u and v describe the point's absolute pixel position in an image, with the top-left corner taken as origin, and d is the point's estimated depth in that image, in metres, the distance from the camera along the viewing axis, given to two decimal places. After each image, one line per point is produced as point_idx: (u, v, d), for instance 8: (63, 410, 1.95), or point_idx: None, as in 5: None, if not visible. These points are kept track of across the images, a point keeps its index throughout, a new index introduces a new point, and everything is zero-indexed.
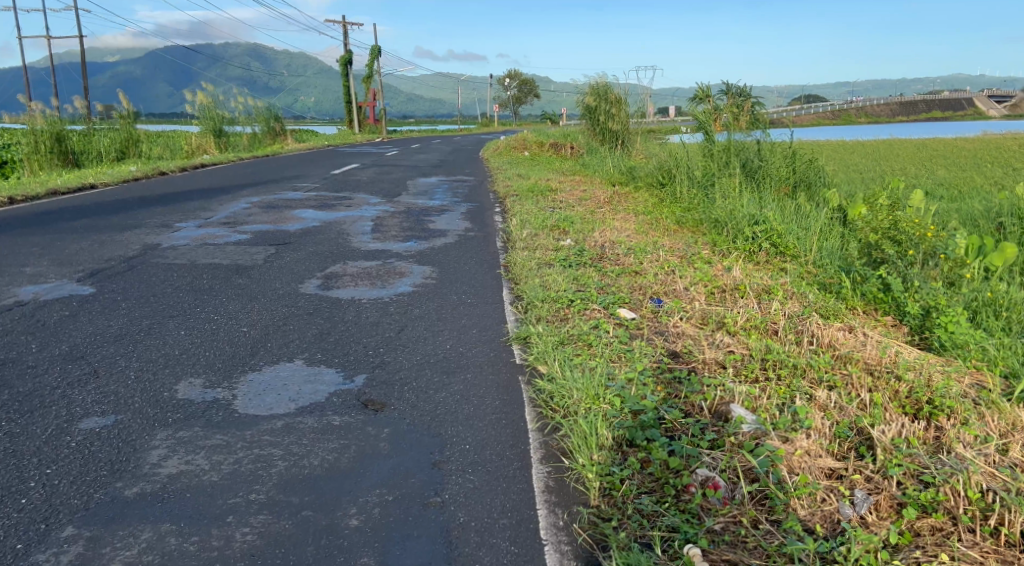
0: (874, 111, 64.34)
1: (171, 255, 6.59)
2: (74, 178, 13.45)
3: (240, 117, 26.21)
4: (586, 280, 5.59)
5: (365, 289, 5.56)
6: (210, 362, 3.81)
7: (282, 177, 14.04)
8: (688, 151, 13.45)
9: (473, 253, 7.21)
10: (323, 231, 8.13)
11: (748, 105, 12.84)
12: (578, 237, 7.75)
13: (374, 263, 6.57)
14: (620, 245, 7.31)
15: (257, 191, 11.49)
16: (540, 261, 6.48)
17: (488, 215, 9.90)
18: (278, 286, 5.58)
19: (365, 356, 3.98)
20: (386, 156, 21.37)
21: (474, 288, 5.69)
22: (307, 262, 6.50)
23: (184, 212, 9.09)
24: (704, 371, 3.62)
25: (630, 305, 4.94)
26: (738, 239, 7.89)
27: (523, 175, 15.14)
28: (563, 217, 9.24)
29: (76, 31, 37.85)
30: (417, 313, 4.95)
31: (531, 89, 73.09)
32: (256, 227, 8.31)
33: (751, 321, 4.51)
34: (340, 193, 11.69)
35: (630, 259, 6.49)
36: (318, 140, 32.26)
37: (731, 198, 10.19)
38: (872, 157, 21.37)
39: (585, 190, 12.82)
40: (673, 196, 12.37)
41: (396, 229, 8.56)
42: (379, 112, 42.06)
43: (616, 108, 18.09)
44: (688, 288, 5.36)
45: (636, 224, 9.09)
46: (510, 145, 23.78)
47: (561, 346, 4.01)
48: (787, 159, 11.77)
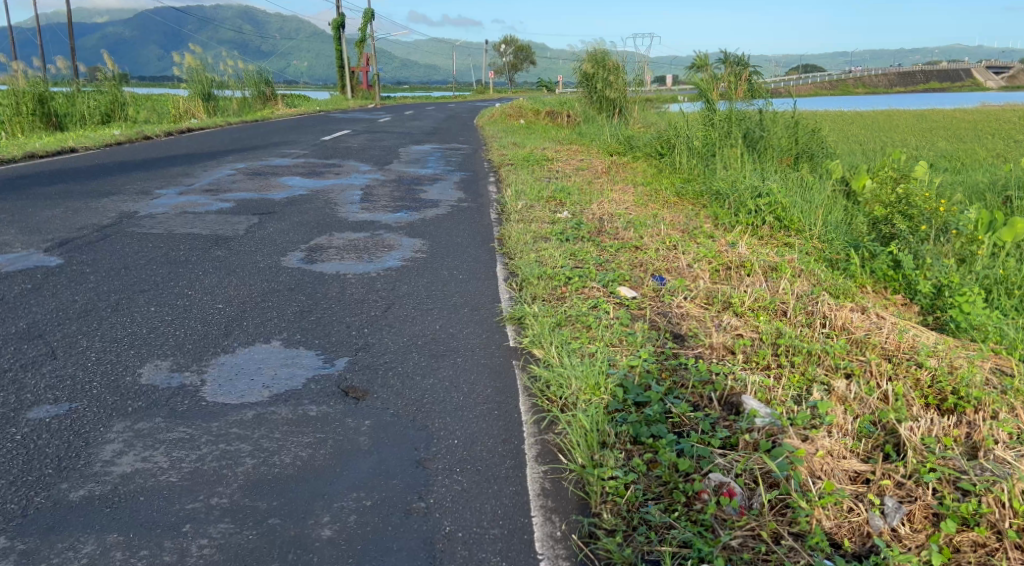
0: (873, 81, 63.64)
1: (147, 224, 6.27)
2: (55, 141, 13.02)
3: (229, 81, 25.58)
4: (584, 256, 5.31)
5: (350, 263, 5.27)
6: (179, 342, 3.54)
7: (270, 143, 13.63)
8: (688, 120, 13.07)
9: (465, 225, 6.91)
10: (310, 200, 7.81)
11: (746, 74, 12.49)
12: (575, 209, 7.45)
13: (362, 235, 6.27)
14: (619, 218, 7.03)
15: (243, 157, 11.12)
16: (535, 234, 6.19)
17: (482, 185, 9.57)
18: (259, 258, 5.29)
19: (347, 338, 3.72)
20: (378, 123, 20.90)
21: (466, 263, 5.41)
22: (291, 233, 6.20)
23: (165, 178, 8.73)
24: (711, 357, 3.37)
25: (631, 284, 4.67)
26: (741, 212, 7.60)
27: (519, 144, 14.76)
28: (559, 188, 8.92)
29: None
30: (406, 289, 4.68)
31: (527, 56, 71.96)
32: (239, 195, 7.97)
33: (759, 302, 4.26)
34: (330, 161, 11.32)
35: (630, 233, 6.20)
36: (310, 106, 31.64)
37: (732, 170, 9.87)
38: (874, 128, 20.97)
39: (582, 159, 12.48)
40: (672, 167, 12.03)
41: (386, 198, 8.24)
42: (372, 78, 41.31)
43: (613, 76, 17.56)
44: (691, 265, 5.09)
45: (635, 196, 8.78)
46: (504, 113, 23.27)
47: (558, 329, 3.75)
48: (789, 129, 11.43)
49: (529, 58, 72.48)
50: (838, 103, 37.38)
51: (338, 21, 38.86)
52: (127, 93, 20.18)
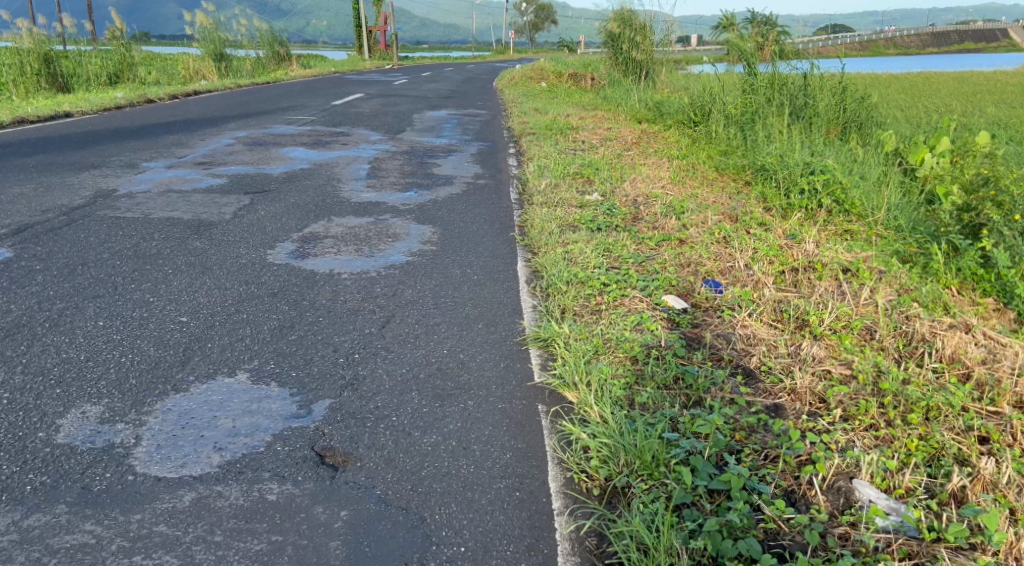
0: (905, 43, 61.22)
1: (124, 202, 5.54)
2: (51, 103, 12.28)
3: (241, 40, 24.63)
4: (620, 253, 4.53)
5: (348, 259, 4.52)
6: (121, 376, 2.81)
7: (277, 108, 12.82)
8: (723, 86, 12.08)
9: (483, 208, 6.14)
10: (311, 176, 7.05)
11: (773, 35, 11.58)
12: (605, 190, 6.62)
13: (365, 220, 5.53)
14: (656, 200, 6.21)
15: (246, 124, 10.34)
16: (562, 223, 5.40)
17: (501, 159, 8.75)
18: (243, 251, 4.56)
19: (332, 369, 2.98)
20: (393, 86, 19.94)
21: (482, 260, 4.65)
22: (286, 218, 5.46)
23: (157, 148, 7.99)
24: (798, 410, 2.61)
25: (678, 293, 3.89)
26: (792, 194, 6.72)
27: (540, 110, 13.83)
28: (586, 162, 8.08)
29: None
30: (411, 295, 3.94)
31: (549, 15, 70.00)
32: (233, 169, 7.22)
33: (842, 322, 3.46)
34: (338, 129, 10.51)
35: (671, 220, 5.39)
36: (325, 66, 30.63)
37: (777, 141, 8.92)
38: (917, 93, 19.65)
39: (610, 128, 11.57)
40: (707, 138, 11.09)
41: (396, 174, 7.46)
42: (390, 39, 40.18)
43: (641, 36, 16.47)
44: (747, 264, 4.29)
45: (670, 172, 7.91)
46: (524, 76, 22.18)
47: (595, 361, 3.00)
48: (836, 96, 10.42)
49: (551, 18, 70.52)
50: (874, 64, 35.45)
51: None
52: (135, 52, 19.38)
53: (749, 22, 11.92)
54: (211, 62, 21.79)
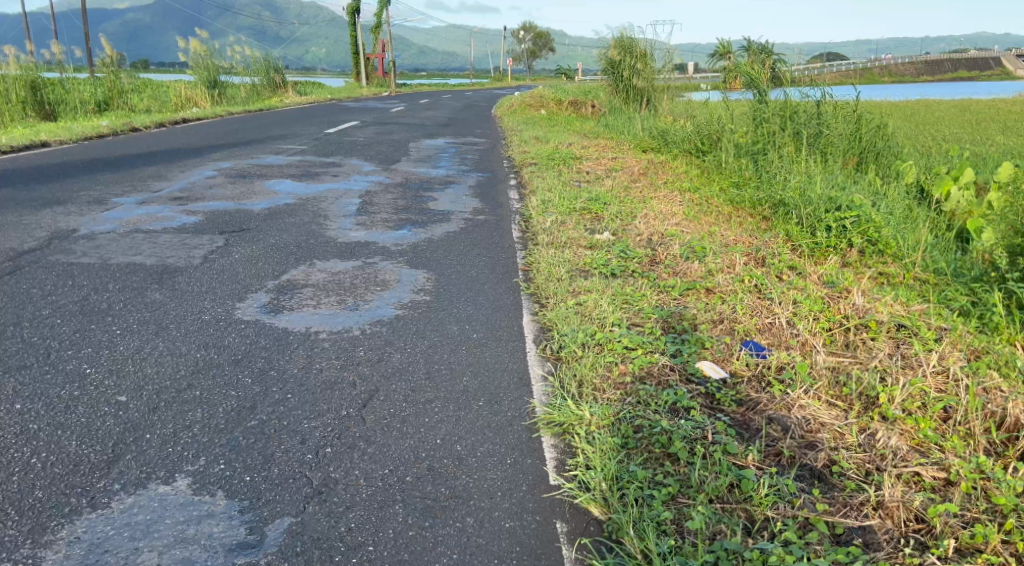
0: (901, 70, 61.49)
1: (82, 244, 4.97)
2: (31, 133, 11.77)
3: (236, 68, 24.28)
4: (641, 306, 3.96)
5: (328, 313, 3.92)
6: (23, 489, 2.24)
7: (267, 137, 12.31)
8: (731, 114, 11.64)
9: (483, 249, 5.57)
10: (295, 212, 6.50)
11: (769, 63, 11.23)
12: (616, 227, 6.06)
13: (352, 264, 4.96)
14: (674, 240, 5.66)
15: (232, 154, 9.82)
16: (572, 268, 4.82)
17: (501, 191, 8.21)
18: (208, 305, 3.97)
19: (296, 471, 2.40)
20: (390, 113, 19.51)
21: (483, 314, 4.06)
22: (263, 262, 4.89)
23: (133, 182, 7.45)
24: (895, 539, 2.03)
25: (714, 360, 3.31)
26: (818, 231, 6.18)
27: (541, 138, 13.37)
28: (593, 196, 7.54)
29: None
30: (399, 361, 3.35)
31: (547, 43, 70.35)
32: (211, 204, 6.65)
33: (918, 399, 2.86)
34: (329, 159, 9.98)
35: (694, 264, 4.83)
36: (322, 93, 30.32)
37: (794, 173, 8.41)
38: (926, 121, 19.28)
39: (615, 157, 11.07)
40: (716, 168, 10.58)
41: (388, 210, 6.90)
42: (387, 67, 40.08)
43: (642, 63, 16.24)
44: (788, 320, 3.70)
45: (684, 207, 7.37)
46: (524, 103, 21.80)
47: (626, 460, 2.42)
48: (851, 125, 9.90)
49: (549, 46, 70.84)
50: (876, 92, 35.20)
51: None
52: (126, 78, 18.94)
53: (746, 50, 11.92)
54: (204, 89, 21.38)
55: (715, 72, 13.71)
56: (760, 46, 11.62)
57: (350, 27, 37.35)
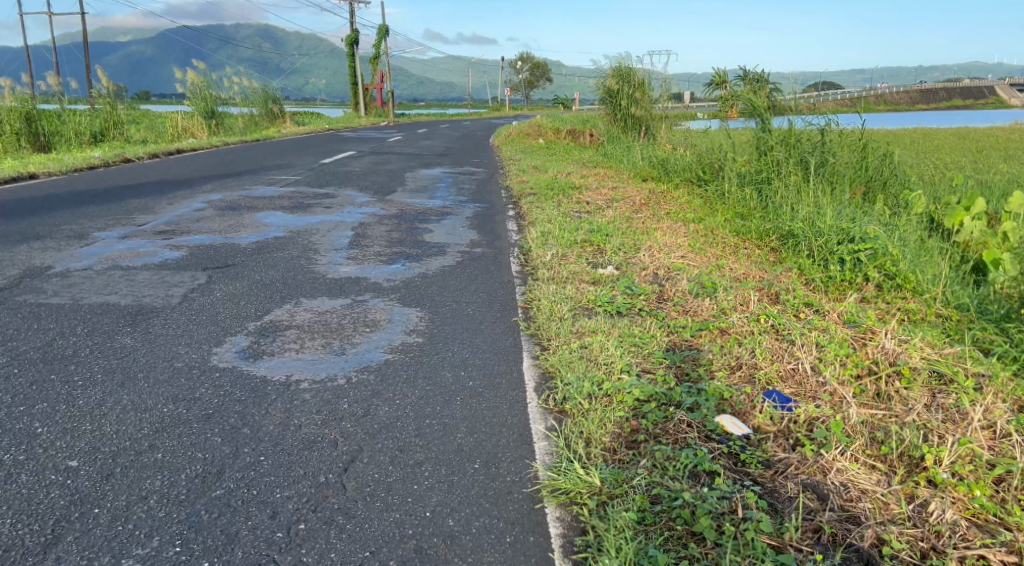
0: (897, 98, 61.92)
1: (53, 282, 4.67)
2: (20, 165, 11.54)
3: (233, 98, 24.25)
4: (650, 349, 3.67)
5: (311, 359, 3.61)
6: None
7: (260, 168, 12.09)
8: (733, 143, 11.49)
9: (480, 284, 5.29)
10: (284, 246, 6.22)
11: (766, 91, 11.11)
12: (620, 261, 5.79)
13: (341, 302, 4.67)
14: (681, 274, 5.40)
15: (223, 186, 9.57)
16: (575, 306, 4.53)
17: (499, 223, 7.96)
18: (182, 349, 3.67)
19: (262, 556, 2.09)
20: (388, 143, 19.38)
21: (480, 358, 3.75)
22: (247, 301, 4.60)
23: (117, 215, 7.18)
24: None
25: (734, 413, 3.02)
26: (832, 265, 5.97)
27: (540, 168, 13.18)
28: (594, 227, 7.28)
29: (80, 12, 36.55)
30: (387, 414, 3.04)
31: (545, 73, 70.97)
32: (197, 238, 6.36)
33: (966, 460, 2.58)
34: (323, 190, 9.73)
35: (705, 300, 4.55)
36: (320, 123, 30.30)
37: (801, 203, 8.18)
38: (925, 149, 19.17)
39: (616, 187, 10.86)
40: (719, 198, 10.35)
41: (382, 242, 6.63)
42: (385, 97, 40.24)
43: (640, 92, 16.18)
44: (812, 366, 3.42)
45: (689, 239, 7.11)
46: (521, 132, 21.70)
47: (645, 540, 2.14)
48: (856, 154, 9.71)
49: (546, 76, 71.45)
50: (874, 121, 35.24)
51: (350, 29, 37.58)
52: (122, 109, 18.80)
53: (741, 80, 11.69)
54: (200, 119, 21.24)
55: (713, 101, 13.62)
56: (753, 75, 11.55)
57: (348, 58, 37.50)
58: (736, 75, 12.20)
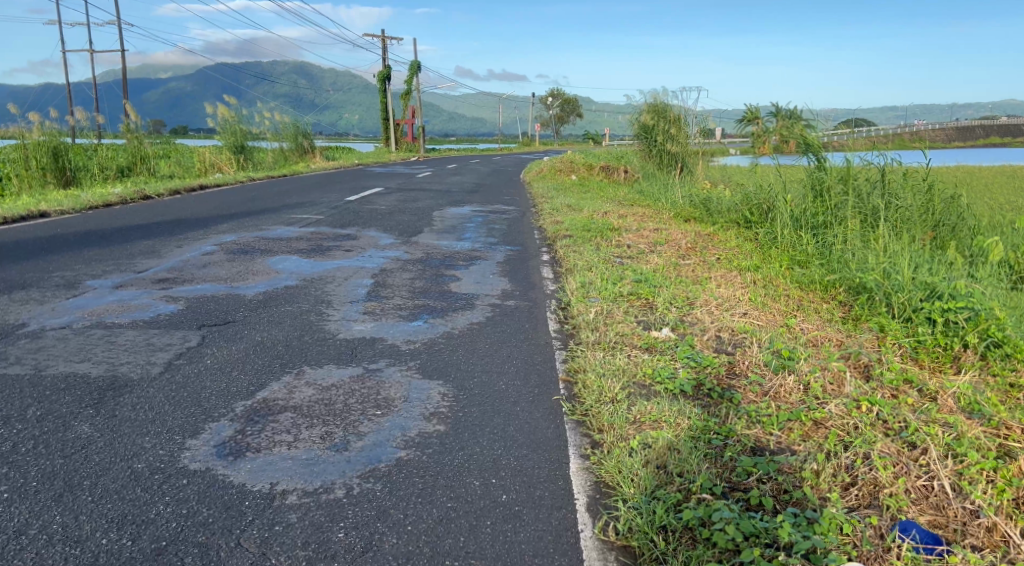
0: (935, 135, 60.68)
1: (21, 347, 4.07)
2: (36, 203, 11.18)
3: (263, 132, 24.11)
4: (730, 450, 2.89)
5: (306, 458, 2.89)
6: None
7: (282, 205, 11.60)
8: (783, 182, 10.73)
9: (514, 349, 4.55)
10: (293, 299, 5.57)
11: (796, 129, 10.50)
12: (675, 320, 5.02)
13: (352, 372, 3.97)
14: (749, 340, 4.64)
15: (238, 226, 9.04)
16: (628, 382, 3.77)
17: (533, 269, 7.24)
18: (149, 442, 2.98)
19: None
20: (417, 179, 18.90)
21: (515, 456, 2.99)
22: (241, 371, 3.92)
23: (119, 262, 6.63)
24: None
25: (863, 560, 2.23)
26: (921, 327, 5.16)
27: (574, 206, 12.50)
28: (640, 276, 6.52)
29: (122, 46, 37.30)
30: (392, 552, 2.30)
31: (574, 108, 70.91)
32: (198, 289, 5.75)
33: None
34: (344, 231, 9.14)
35: (788, 378, 3.76)
36: (349, 158, 30.13)
37: (870, 251, 7.36)
38: (981, 187, 18.10)
39: (657, 228, 10.11)
40: (770, 242, 9.53)
41: (403, 293, 5.95)
42: (416, 132, 40.22)
43: (676, 128, 15.49)
44: (953, 484, 2.61)
45: (748, 293, 6.33)
46: (553, 167, 21.05)
47: None
48: (922, 196, 8.88)
49: (577, 111, 71.37)
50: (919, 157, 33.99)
51: (382, 66, 37.69)
52: (150, 144, 18.63)
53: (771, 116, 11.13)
54: (229, 154, 21.02)
55: (752, 136, 12.91)
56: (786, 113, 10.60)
57: (380, 94, 37.53)
58: (771, 112, 11.51)
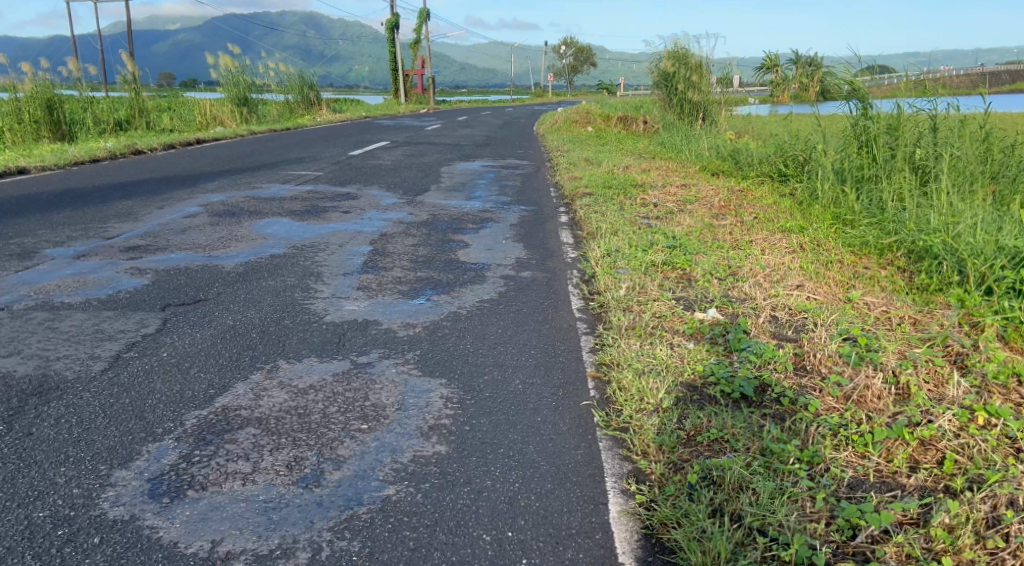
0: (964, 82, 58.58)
1: None
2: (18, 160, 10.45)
3: (268, 84, 23.17)
4: (823, 491, 2.20)
5: (265, 501, 2.22)
6: None
7: (281, 162, 10.85)
8: (823, 134, 9.80)
9: (531, 335, 3.81)
10: (278, 271, 4.85)
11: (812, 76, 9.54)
12: (721, 297, 4.27)
13: (340, 368, 3.28)
14: (813, 323, 3.88)
15: (229, 185, 8.31)
16: (674, 382, 3.04)
17: (551, 233, 6.49)
18: (64, 475, 2.32)
19: None
20: (426, 132, 18.02)
21: (535, 494, 2.30)
22: (203, 368, 3.22)
23: (89, 227, 5.93)
24: None
25: None
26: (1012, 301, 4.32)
27: (592, 160, 11.66)
28: (673, 242, 5.74)
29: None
30: None
31: (589, 58, 68.86)
32: (171, 258, 5.05)
33: None
34: (343, 189, 8.38)
35: (874, 376, 3.02)
36: (358, 110, 29.12)
37: (930, 209, 6.46)
38: None
39: (685, 184, 9.29)
40: (810, 199, 8.66)
41: (404, 263, 5.24)
42: (427, 84, 39.03)
43: (697, 75, 14.49)
44: None
45: (798, 260, 5.54)
46: (568, 119, 19.98)
47: None
48: (980, 145, 7.84)
49: (590, 61, 69.38)
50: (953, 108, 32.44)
51: (391, 15, 36.38)
52: (148, 96, 17.77)
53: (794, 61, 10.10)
54: (231, 107, 20.11)
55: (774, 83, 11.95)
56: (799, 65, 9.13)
57: (389, 43, 36.25)
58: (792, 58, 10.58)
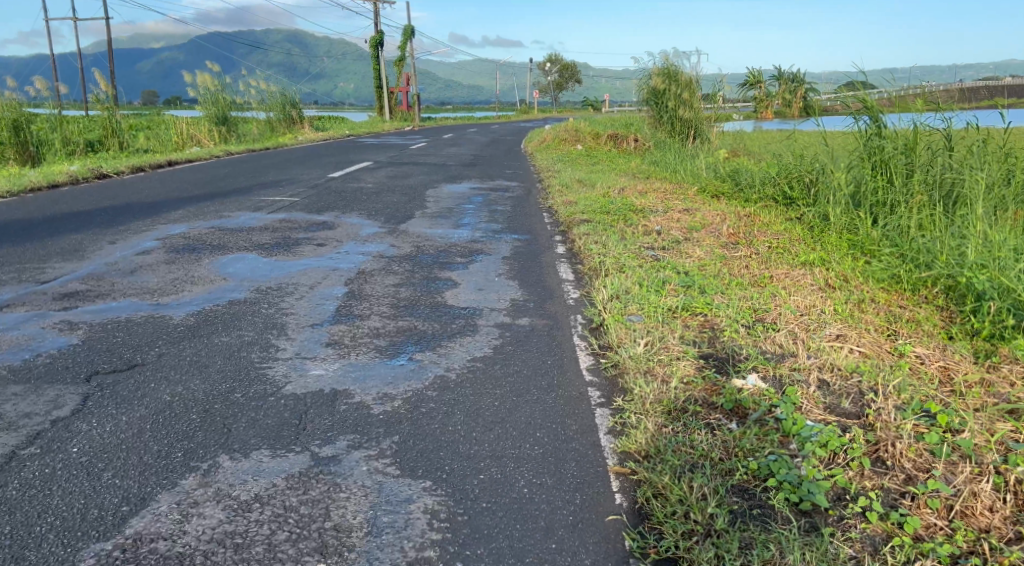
0: None
1: None
2: None
3: (249, 102, 22.44)
4: None
5: None
6: None
7: (255, 185, 10.14)
8: (828, 152, 9.21)
9: (534, 409, 3.13)
10: (234, 324, 4.15)
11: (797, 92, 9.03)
12: (756, 354, 3.61)
13: (298, 466, 2.59)
14: (872, 389, 3.21)
15: (194, 214, 7.61)
16: (725, 487, 2.39)
17: (548, 268, 5.83)
18: None
19: None
20: (411, 151, 17.38)
21: None
22: (119, 470, 2.52)
23: (25, 268, 5.23)
24: None
25: None
26: None
27: (585, 181, 11.05)
28: (687, 279, 5.10)
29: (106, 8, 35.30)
30: None
31: (574, 75, 68.71)
32: (111, 308, 4.36)
33: None
34: (320, 217, 7.71)
35: (980, 478, 2.38)
36: (341, 128, 28.43)
37: (961, 235, 5.83)
38: None
39: (687, 208, 8.68)
40: (821, 224, 8.06)
41: (384, 309, 4.55)
42: (412, 101, 38.50)
43: (688, 91, 13.95)
44: None
45: (828, 301, 4.91)
46: (557, 137, 19.40)
47: None
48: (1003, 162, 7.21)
49: (576, 77, 69.22)
50: None
51: (375, 31, 35.83)
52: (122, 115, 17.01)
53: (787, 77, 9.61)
54: (209, 126, 19.34)
55: None
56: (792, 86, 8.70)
57: (373, 60, 35.66)
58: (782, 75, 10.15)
